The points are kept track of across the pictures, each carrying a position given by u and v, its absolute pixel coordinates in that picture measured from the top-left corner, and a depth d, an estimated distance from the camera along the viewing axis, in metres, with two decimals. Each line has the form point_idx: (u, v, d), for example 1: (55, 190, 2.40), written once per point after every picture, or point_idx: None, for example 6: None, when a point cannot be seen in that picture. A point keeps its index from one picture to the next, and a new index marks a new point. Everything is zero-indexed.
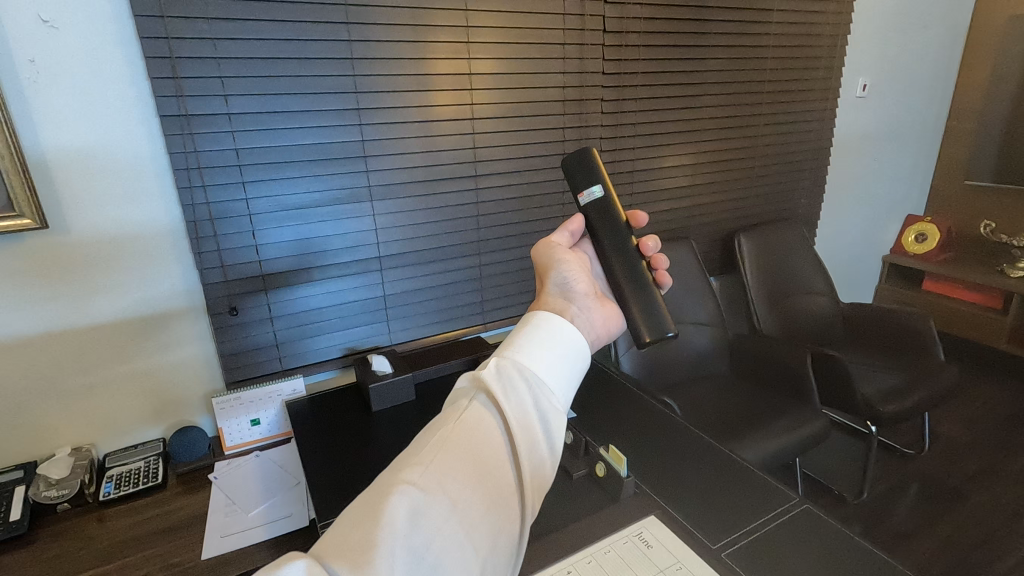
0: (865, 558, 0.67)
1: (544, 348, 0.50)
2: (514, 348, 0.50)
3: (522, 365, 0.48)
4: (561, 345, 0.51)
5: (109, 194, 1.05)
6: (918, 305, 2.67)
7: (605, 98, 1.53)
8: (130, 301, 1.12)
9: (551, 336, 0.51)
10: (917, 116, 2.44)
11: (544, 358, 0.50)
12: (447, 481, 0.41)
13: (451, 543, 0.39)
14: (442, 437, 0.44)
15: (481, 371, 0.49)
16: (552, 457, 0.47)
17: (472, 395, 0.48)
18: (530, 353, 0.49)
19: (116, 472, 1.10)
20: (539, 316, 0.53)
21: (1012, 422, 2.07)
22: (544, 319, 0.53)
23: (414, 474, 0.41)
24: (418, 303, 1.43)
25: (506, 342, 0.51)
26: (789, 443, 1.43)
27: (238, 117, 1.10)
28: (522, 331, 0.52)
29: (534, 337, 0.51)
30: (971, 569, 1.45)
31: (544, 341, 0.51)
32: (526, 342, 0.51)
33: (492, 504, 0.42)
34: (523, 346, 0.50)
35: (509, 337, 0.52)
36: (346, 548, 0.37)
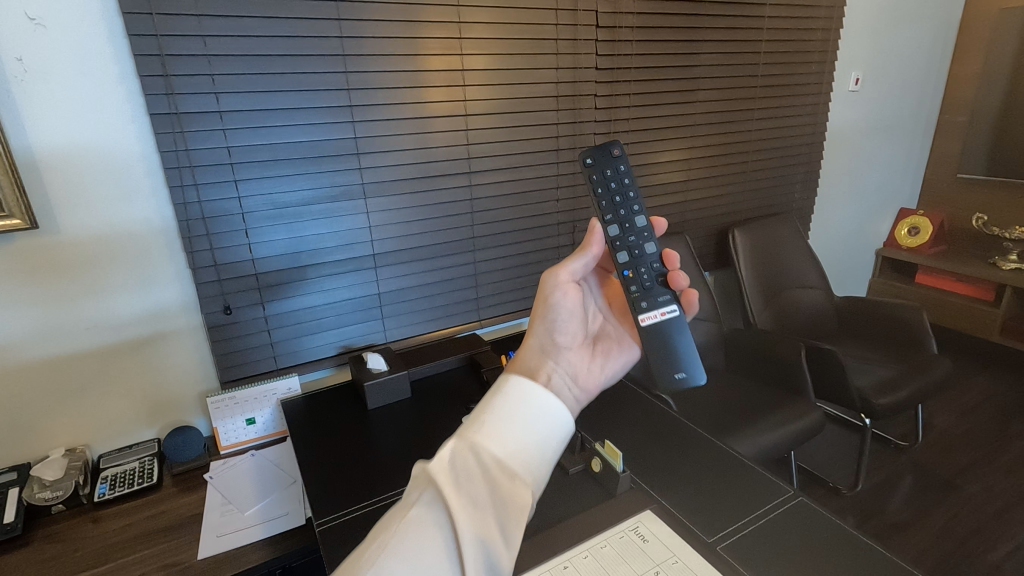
0: (858, 548, 0.68)
1: (504, 430, 0.45)
2: (475, 428, 0.45)
3: (479, 447, 0.44)
4: (524, 425, 0.46)
5: (100, 194, 1.04)
6: (912, 298, 2.69)
7: (598, 93, 1.53)
8: (122, 302, 1.11)
9: (521, 409, 0.46)
10: (910, 109, 2.45)
11: (506, 439, 0.45)
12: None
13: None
14: (383, 534, 0.41)
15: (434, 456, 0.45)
16: (510, 554, 0.41)
17: (421, 487, 0.43)
18: (487, 436, 0.44)
19: (110, 473, 1.09)
20: (506, 388, 0.48)
21: (1004, 412, 2.09)
22: (516, 388, 0.48)
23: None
24: (414, 300, 1.42)
25: (470, 419, 0.47)
26: (783, 436, 1.43)
27: (230, 116, 1.09)
28: (488, 404, 0.48)
29: (496, 417, 0.46)
30: (963, 559, 1.47)
31: (511, 416, 0.46)
32: (490, 418, 0.46)
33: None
34: (486, 424, 0.45)
35: (471, 414, 0.47)
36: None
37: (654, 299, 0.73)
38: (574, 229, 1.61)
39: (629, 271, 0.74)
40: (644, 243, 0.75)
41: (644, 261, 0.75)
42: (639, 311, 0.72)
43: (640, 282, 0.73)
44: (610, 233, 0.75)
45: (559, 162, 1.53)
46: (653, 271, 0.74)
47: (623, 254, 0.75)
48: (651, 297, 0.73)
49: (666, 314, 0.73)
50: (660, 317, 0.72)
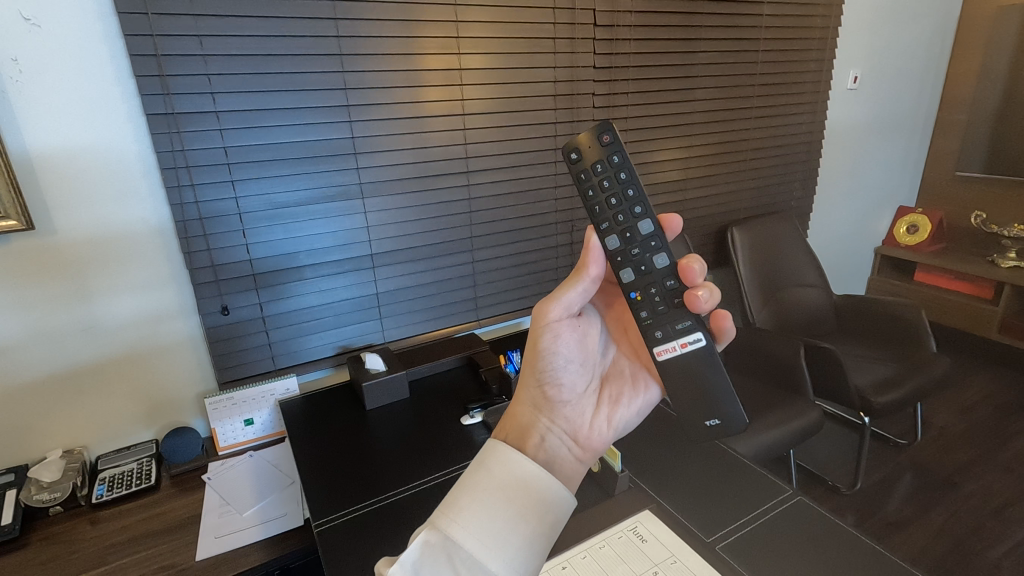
0: (858, 548, 0.68)
1: (480, 523, 0.44)
2: (451, 513, 0.44)
3: (453, 546, 0.43)
4: (502, 515, 0.44)
5: (96, 194, 1.04)
6: (911, 296, 2.69)
7: (596, 92, 1.52)
8: (119, 303, 1.11)
9: (503, 493, 0.45)
10: (908, 108, 2.45)
11: (483, 529, 0.43)
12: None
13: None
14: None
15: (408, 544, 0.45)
16: None
17: None
18: (462, 533, 0.43)
19: (109, 474, 1.09)
20: (487, 470, 0.47)
21: (1003, 410, 2.09)
22: (498, 465, 0.47)
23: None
24: (412, 300, 1.42)
25: (450, 501, 0.45)
26: (782, 435, 1.43)
27: (226, 116, 1.09)
28: (467, 482, 0.46)
29: (474, 507, 0.44)
30: (962, 557, 1.47)
31: (489, 501, 0.45)
32: (469, 506, 0.44)
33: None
34: (464, 510, 0.44)
35: (447, 499, 0.46)
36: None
37: (671, 326, 0.65)
38: (574, 228, 1.61)
39: (637, 291, 0.67)
40: (652, 255, 0.66)
41: (654, 279, 0.66)
42: (654, 343, 0.65)
43: (651, 307, 0.66)
44: (608, 246, 0.67)
45: (558, 161, 1.52)
46: (667, 291, 0.66)
47: (628, 272, 0.67)
48: (667, 325, 0.65)
49: (689, 345, 0.64)
50: (681, 350, 0.64)
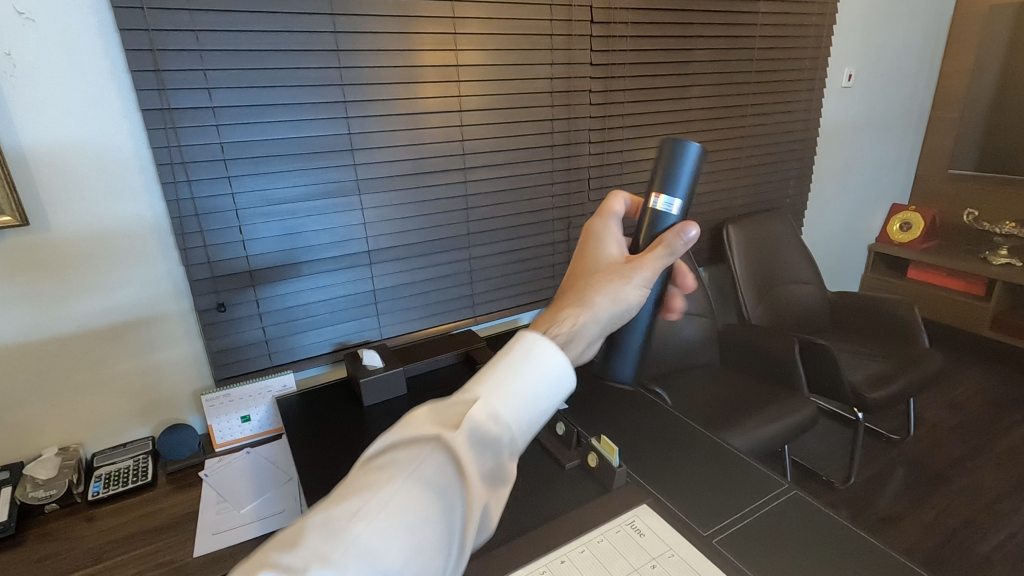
0: (850, 540, 0.69)
1: (521, 397, 0.48)
2: (493, 389, 0.47)
3: (498, 414, 0.46)
4: (538, 393, 0.48)
5: (91, 191, 1.03)
6: (904, 293, 2.71)
7: (593, 88, 1.52)
8: (114, 300, 1.10)
9: (540, 378, 0.49)
10: (901, 105, 2.46)
11: (518, 408, 0.47)
12: (376, 525, 0.40)
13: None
14: (377, 471, 0.43)
15: (431, 408, 0.47)
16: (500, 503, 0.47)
17: (433, 449, 0.44)
18: (507, 403, 0.47)
19: (104, 471, 1.09)
20: (523, 348, 0.50)
21: (994, 405, 2.11)
22: (533, 353, 0.50)
23: (336, 509, 0.41)
24: (409, 296, 1.42)
25: (489, 376, 0.48)
26: (777, 430, 1.44)
27: (222, 111, 1.08)
28: (498, 365, 0.49)
29: (514, 382, 0.48)
30: (954, 550, 1.49)
31: (528, 386, 0.48)
32: (510, 382, 0.48)
33: (419, 557, 0.40)
34: (505, 387, 0.48)
35: (486, 372, 0.49)
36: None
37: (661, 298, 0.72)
38: (570, 225, 1.62)
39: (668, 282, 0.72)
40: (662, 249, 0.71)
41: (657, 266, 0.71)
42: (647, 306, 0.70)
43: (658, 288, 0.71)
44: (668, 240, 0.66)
45: (554, 159, 1.53)
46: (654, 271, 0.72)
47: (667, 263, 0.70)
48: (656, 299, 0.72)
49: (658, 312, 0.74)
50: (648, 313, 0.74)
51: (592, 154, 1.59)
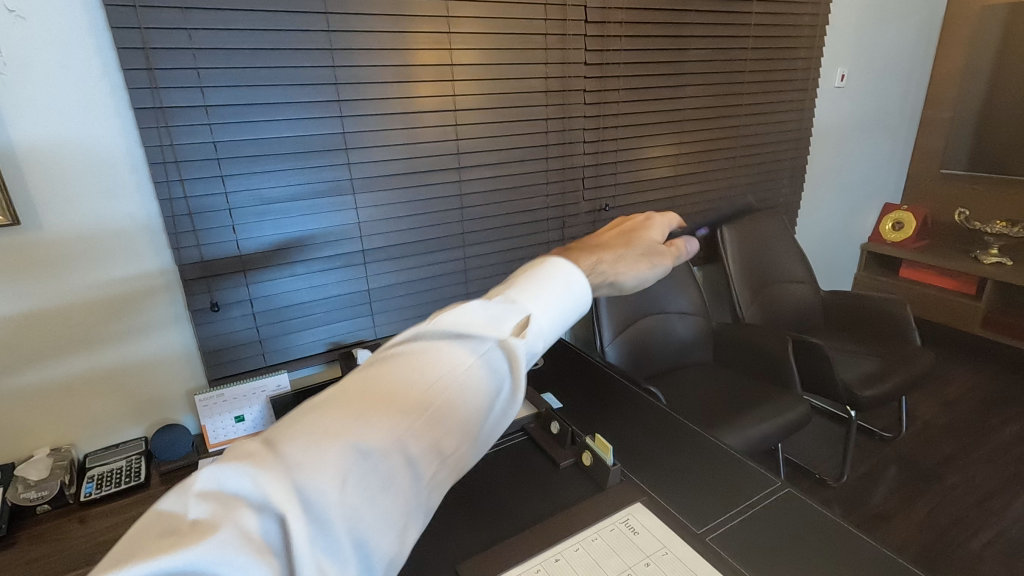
0: (841, 537, 0.69)
1: (557, 312, 0.48)
2: (534, 300, 0.47)
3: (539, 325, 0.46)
4: (570, 312, 0.49)
5: (83, 190, 1.02)
6: (896, 293, 2.72)
7: (587, 88, 1.53)
8: (106, 300, 1.10)
9: (572, 298, 0.50)
10: (893, 105, 2.48)
11: (554, 325, 0.48)
12: (436, 406, 0.39)
13: (415, 480, 0.37)
14: (432, 355, 0.42)
15: (478, 301, 0.46)
16: None
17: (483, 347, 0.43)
18: (546, 314, 0.47)
19: (97, 472, 1.08)
20: (561, 269, 0.50)
21: (986, 403, 2.13)
22: (575, 279, 0.50)
23: (393, 380, 0.39)
24: (403, 295, 1.42)
25: (528, 288, 0.48)
26: (770, 428, 1.45)
27: (216, 110, 1.08)
28: (543, 281, 0.49)
29: (553, 296, 0.48)
30: (946, 547, 1.50)
31: (562, 304, 0.49)
32: (548, 298, 0.48)
33: (461, 447, 0.40)
34: (545, 300, 0.48)
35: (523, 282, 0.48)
36: (310, 439, 0.35)
37: None
38: (565, 224, 1.62)
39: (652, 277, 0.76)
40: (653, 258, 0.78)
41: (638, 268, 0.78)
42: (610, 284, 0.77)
43: None
44: None
45: (549, 158, 1.53)
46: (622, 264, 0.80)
47: None
48: None
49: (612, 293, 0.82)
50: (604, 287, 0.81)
51: (586, 153, 1.59)
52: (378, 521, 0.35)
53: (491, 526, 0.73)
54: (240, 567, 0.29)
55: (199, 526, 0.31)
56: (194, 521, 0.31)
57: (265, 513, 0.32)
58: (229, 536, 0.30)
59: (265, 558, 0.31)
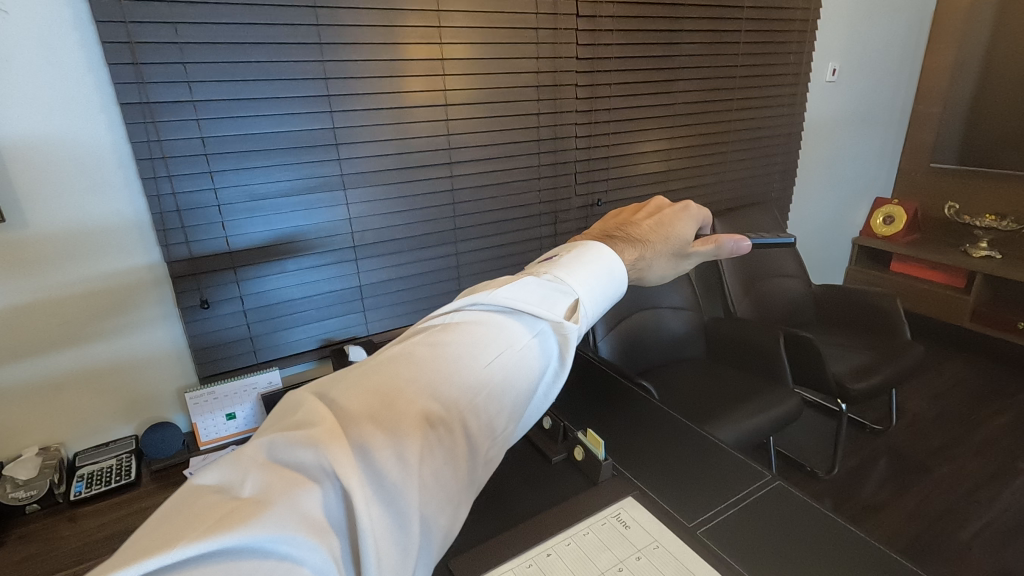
0: (831, 529, 0.70)
1: (598, 294, 0.51)
2: (580, 283, 0.50)
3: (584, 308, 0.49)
4: (607, 297, 0.52)
5: (69, 186, 1.01)
6: (887, 286, 2.74)
7: (579, 82, 1.52)
8: (95, 297, 1.09)
9: (611, 283, 0.53)
10: (885, 100, 2.49)
11: (596, 308, 0.50)
12: (496, 381, 0.41)
13: (475, 455, 0.38)
14: (493, 330, 0.43)
15: (531, 279, 0.48)
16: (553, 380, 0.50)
17: (536, 328, 0.45)
18: (589, 298, 0.50)
19: (86, 470, 1.07)
20: (604, 256, 0.53)
21: (974, 396, 2.15)
22: (616, 265, 0.53)
23: (460, 354, 0.40)
24: (396, 291, 1.41)
25: (574, 270, 0.50)
26: (762, 422, 1.46)
27: (203, 105, 1.07)
28: (588, 264, 0.52)
29: (595, 280, 0.51)
30: (934, 538, 1.52)
31: (602, 289, 0.52)
32: (592, 282, 0.51)
33: (513, 420, 0.42)
34: (589, 284, 0.50)
35: (569, 265, 0.51)
36: (384, 410, 0.35)
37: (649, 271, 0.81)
38: (557, 219, 1.62)
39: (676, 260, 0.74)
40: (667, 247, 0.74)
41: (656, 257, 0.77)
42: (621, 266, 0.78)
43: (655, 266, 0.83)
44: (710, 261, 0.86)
45: (541, 154, 1.53)
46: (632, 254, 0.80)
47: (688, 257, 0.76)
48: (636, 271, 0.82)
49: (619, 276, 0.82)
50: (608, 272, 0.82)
51: (579, 148, 1.59)
52: (445, 488, 0.36)
53: (484, 522, 0.73)
54: (298, 547, 0.28)
55: (253, 502, 0.29)
56: (248, 496, 0.30)
57: (328, 487, 0.31)
58: (284, 514, 0.29)
59: (324, 537, 0.30)
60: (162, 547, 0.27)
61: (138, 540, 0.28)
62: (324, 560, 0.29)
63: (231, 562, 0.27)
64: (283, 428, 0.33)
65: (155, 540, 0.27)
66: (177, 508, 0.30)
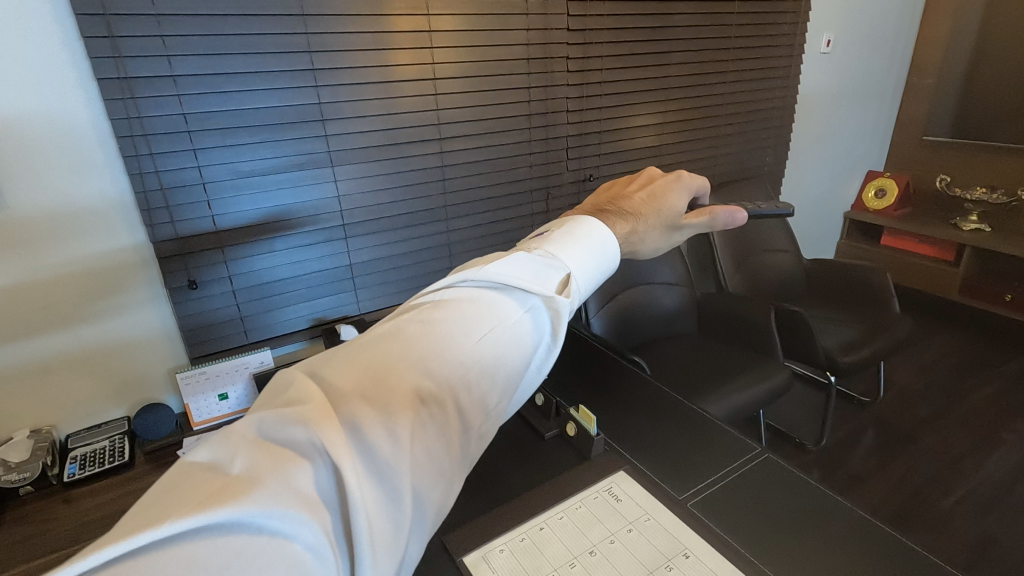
0: (818, 500, 0.71)
1: (591, 269, 0.50)
2: (572, 257, 0.49)
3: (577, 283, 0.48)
4: (601, 271, 0.52)
5: (49, 165, 0.99)
6: (878, 260, 2.75)
7: (571, 55, 1.49)
8: (80, 279, 1.07)
9: (605, 258, 0.52)
10: (879, 71, 2.46)
11: (589, 283, 0.50)
12: (488, 357, 0.40)
13: (468, 429, 0.38)
14: (484, 307, 0.43)
15: (521, 256, 0.47)
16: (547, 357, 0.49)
17: (528, 304, 0.45)
18: (582, 273, 0.49)
19: (80, 452, 1.07)
20: (596, 228, 0.52)
21: (960, 367, 2.18)
22: (609, 240, 0.52)
23: (451, 330, 0.40)
24: (387, 269, 1.40)
25: (565, 245, 0.50)
26: (752, 396, 1.48)
27: (185, 80, 1.04)
28: (580, 239, 0.51)
29: (587, 254, 0.50)
30: (917, 506, 1.56)
31: (595, 263, 0.51)
32: (584, 256, 0.50)
33: (506, 396, 0.42)
34: (581, 258, 0.50)
35: (561, 240, 0.50)
36: (374, 387, 0.34)
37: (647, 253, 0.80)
38: (549, 196, 1.61)
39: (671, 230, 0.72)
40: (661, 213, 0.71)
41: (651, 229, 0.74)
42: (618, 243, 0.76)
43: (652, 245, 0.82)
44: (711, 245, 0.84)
45: (532, 129, 1.51)
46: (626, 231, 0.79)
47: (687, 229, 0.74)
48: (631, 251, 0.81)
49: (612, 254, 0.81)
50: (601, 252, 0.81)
51: (570, 122, 1.57)
52: (438, 463, 0.35)
53: (478, 498, 0.74)
54: (289, 522, 0.28)
55: (242, 480, 0.29)
56: (238, 474, 0.29)
57: (320, 465, 0.31)
58: (277, 490, 0.28)
59: (316, 513, 0.29)
60: (152, 524, 0.26)
61: (134, 515, 0.27)
62: (316, 536, 0.28)
63: (223, 538, 0.27)
64: (275, 406, 0.33)
65: (147, 516, 0.27)
66: (168, 486, 0.29)
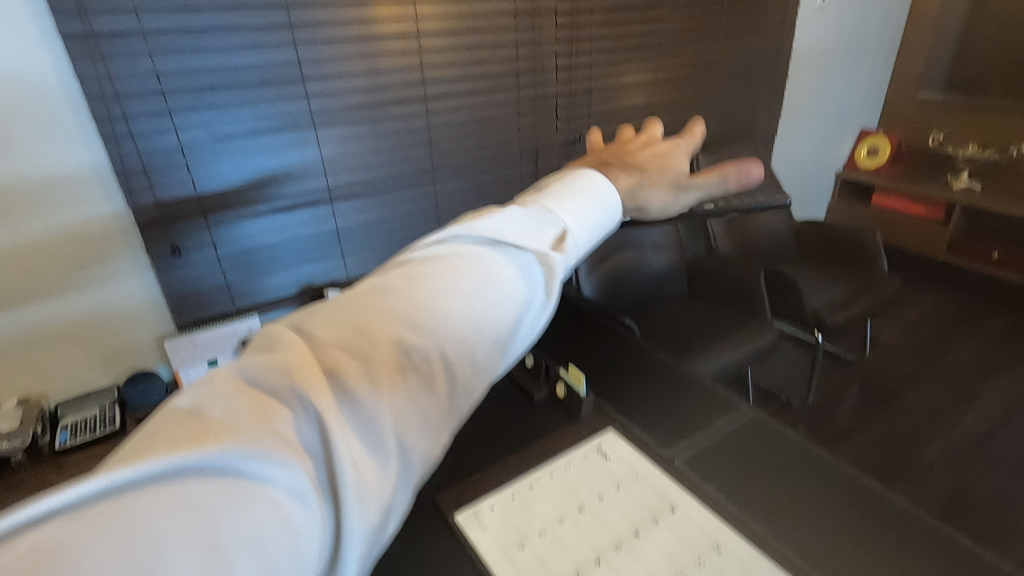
0: (804, 455, 0.72)
1: (588, 220, 0.49)
2: (568, 210, 0.48)
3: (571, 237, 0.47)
4: (598, 224, 0.50)
5: (18, 128, 0.95)
6: (868, 220, 2.76)
7: (559, 9, 1.44)
8: (59, 246, 1.04)
9: (602, 209, 0.50)
10: (875, 26, 2.41)
11: (585, 237, 0.49)
12: (478, 309, 0.39)
13: (455, 385, 0.37)
14: (474, 261, 0.42)
15: (515, 210, 0.46)
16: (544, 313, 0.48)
17: (519, 257, 0.44)
18: (578, 226, 0.48)
19: (70, 420, 1.07)
20: (596, 180, 0.51)
21: (944, 325, 2.22)
22: (608, 192, 0.51)
23: (438, 283, 0.39)
24: (375, 234, 1.38)
25: (561, 198, 0.49)
26: (740, 355, 1.49)
27: (155, 37, 0.99)
28: (579, 192, 0.50)
29: (584, 206, 0.49)
30: (899, 459, 1.60)
31: (592, 215, 0.49)
32: (580, 208, 0.49)
33: (497, 350, 0.40)
34: (577, 211, 0.48)
35: (557, 192, 0.49)
36: (356, 341, 0.34)
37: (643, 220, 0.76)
38: (538, 157, 1.58)
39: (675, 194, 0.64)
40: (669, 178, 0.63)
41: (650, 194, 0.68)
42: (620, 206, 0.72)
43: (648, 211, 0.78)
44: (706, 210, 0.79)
45: (520, 88, 1.47)
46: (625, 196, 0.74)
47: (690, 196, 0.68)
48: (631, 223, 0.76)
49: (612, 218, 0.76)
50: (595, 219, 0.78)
51: (558, 81, 1.53)
52: (424, 417, 0.34)
53: (468, 460, 0.74)
54: (274, 466, 0.26)
55: (223, 424, 0.26)
56: (220, 416, 0.27)
57: (301, 412, 0.29)
58: (260, 434, 0.26)
59: (301, 458, 0.27)
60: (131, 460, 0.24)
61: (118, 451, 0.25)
62: (301, 480, 0.26)
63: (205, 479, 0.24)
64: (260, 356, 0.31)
65: (126, 455, 0.25)
66: (148, 428, 0.27)
